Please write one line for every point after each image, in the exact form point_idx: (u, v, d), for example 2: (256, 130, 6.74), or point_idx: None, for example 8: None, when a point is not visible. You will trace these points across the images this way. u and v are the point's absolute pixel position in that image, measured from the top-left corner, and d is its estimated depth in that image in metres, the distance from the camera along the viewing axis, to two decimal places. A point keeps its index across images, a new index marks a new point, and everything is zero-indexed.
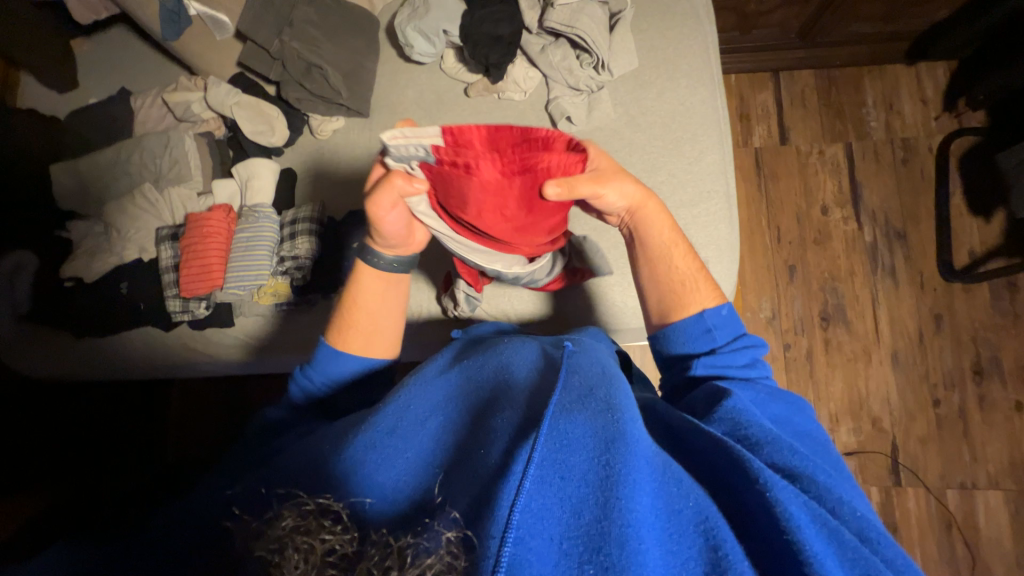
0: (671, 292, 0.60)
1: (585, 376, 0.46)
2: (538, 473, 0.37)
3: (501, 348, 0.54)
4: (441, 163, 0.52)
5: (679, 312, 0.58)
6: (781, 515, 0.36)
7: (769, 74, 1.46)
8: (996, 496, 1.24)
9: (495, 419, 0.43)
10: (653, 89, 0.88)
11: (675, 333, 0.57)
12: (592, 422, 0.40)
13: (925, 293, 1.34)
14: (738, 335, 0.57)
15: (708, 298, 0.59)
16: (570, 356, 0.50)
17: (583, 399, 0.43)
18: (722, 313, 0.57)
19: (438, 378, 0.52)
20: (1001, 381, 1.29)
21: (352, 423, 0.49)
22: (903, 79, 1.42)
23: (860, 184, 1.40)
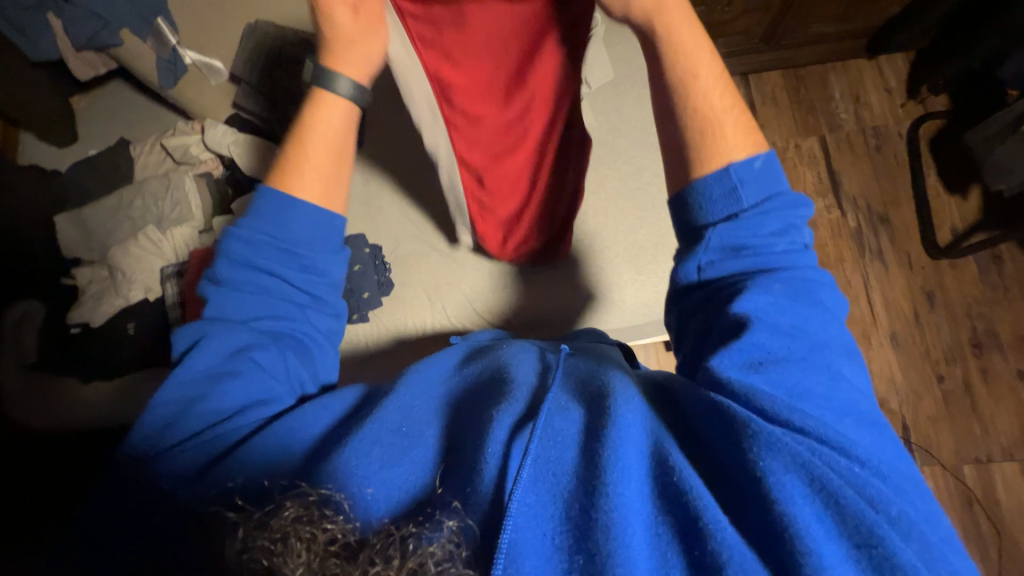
0: (692, 144, 0.47)
1: (581, 377, 0.48)
2: (533, 471, 0.39)
3: (499, 350, 0.56)
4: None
5: (702, 165, 0.47)
6: (770, 486, 0.35)
7: (739, 77, 1.53)
8: (1012, 467, 1.24)
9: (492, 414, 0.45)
10: (631, 98, 0.93)
11: (697, 197, 0.47)
12: (585, 421, 0.43)
13: (914, 273, 1.37)
14: (780, 191, 0.46)
15: (739, 147, 0.47)
16: (567, 360, 0.52)
17: (578, 398, 0.45)
18: (757, 165, 0.45)
19: (437, 378, 0.53)
20: (1000, 352, 1.31)
21: (345, 416, 0.49)
22: (866, 72, 1.49)
23: (838, 174, 1.45)
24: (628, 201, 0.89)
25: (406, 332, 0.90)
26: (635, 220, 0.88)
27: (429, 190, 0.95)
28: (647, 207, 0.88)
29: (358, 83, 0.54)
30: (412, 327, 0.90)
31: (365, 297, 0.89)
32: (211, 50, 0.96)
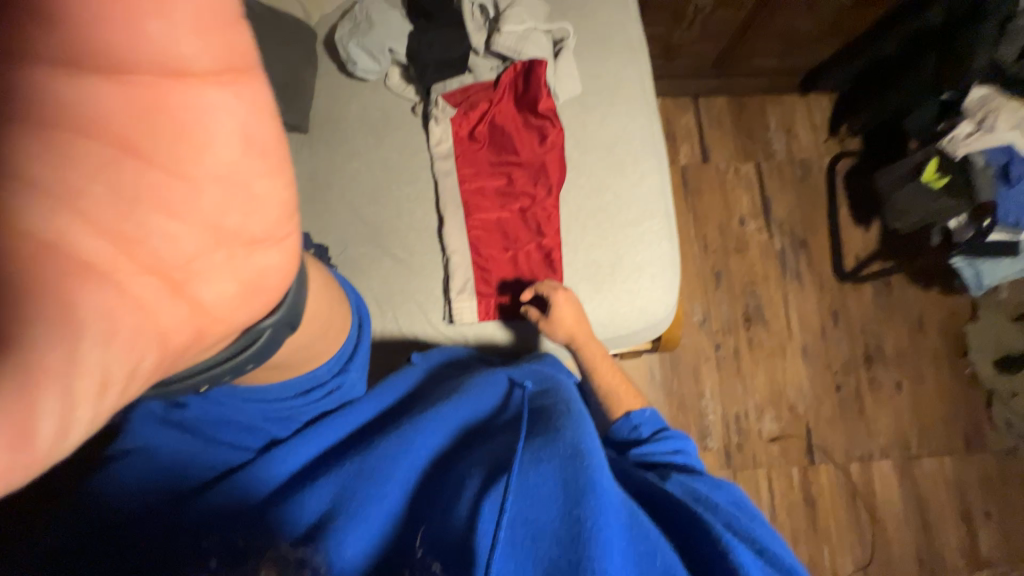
0: (614, 389, 0.77)
1: (552, 424, 0.58)
2: (512, 528, 0.48)
3: (462, 397, 0.65)
4: (453, 148, 0.90)
5: (617, 411, 0.75)
6: (734, 561, 0.48)
7: (690, 98, 1.61)
8: (887, 464, 1.45)
9: (468, 479, 0.52)
10: (596, 114, 0.93)
11: (613, 433, 0.72)
12: (558, 473, 0.51)
13: (824, 292, 1.54)
14: (665, 427, 0.72)
15: (632, 402, 0.76)
16: (533, 411, 0.61)
17: (550, 448, 0.53)
18: (646, 412, 0.72)
19: (415, 432, 0.58)
20: (885, 365, 1.51)
21: (337, 475, 0.54)
22: (798, 107, 1.63)
23: (769, 199, 1.58)
24: (589, 218, 0.89)
25: None
26: (595, 239, 0.88)
27: (384, 190, 0.89)
28: (605, 227, 0.88)
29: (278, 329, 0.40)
30: None
31: None
32: None
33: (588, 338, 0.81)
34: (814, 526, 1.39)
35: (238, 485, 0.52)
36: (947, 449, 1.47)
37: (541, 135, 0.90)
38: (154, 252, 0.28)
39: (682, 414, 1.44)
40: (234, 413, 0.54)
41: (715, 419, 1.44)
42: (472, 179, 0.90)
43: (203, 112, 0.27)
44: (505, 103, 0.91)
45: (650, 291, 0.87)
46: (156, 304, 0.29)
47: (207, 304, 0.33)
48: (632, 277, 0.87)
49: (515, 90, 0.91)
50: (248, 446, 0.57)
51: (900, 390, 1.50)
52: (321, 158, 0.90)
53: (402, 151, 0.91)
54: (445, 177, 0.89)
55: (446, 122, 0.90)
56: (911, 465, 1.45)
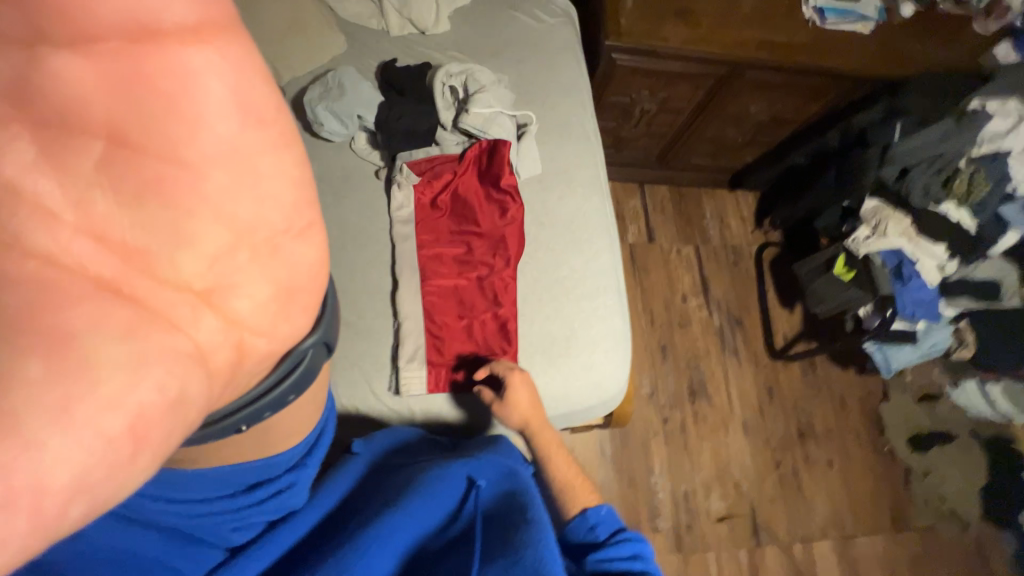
0: (567, 478, 0.74)
1: (511, 547, 0.54)
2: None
3: (404, 507, 0.58)
4: (414, 214, 0.90)
5: (572, 506, 0.70)
6: None
7: (637, 184, 1.77)
8: (826, 544, 1.46)
9: None
10: (555, 193, 0.98)
11: (568, 534, 0.67)
12: None
13: (760, 369, 1.64)
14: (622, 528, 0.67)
15: (588, 496, 0.72)
16: (484, 528, 0.58)
17: None
18: (601, 510, 0.68)
19: (352, 560, 0.52)
20: (817, 442, 1.58)
21: None
22: (729, 200, 1.83)
23: (708, 279, 1.71)
24: (545, 292, 0.90)
25: None
26: (551, 312, 0.89)
27: (338, 250, 0.86)
28: (561, 301, 0.90)
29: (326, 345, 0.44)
30: None
31: None
32: None
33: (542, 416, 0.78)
34: None
35: None
36: (878, 527, 1.52)
37: (501, 208, 0.92)
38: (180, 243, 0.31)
39: (632, 493, 1.40)
40: (146, 544, 0.51)
41: (665, 498, 1.41)
42: (431, 245, 0.89)
43: (192, 75, 0.29)
44: (469, 175, 0.94)
45: (603, 368, 0.87)
46: (182, 315, 0.32)
47: (243, 316, 0.35)
48: (586, 352, 0.87)
49: (478, 164, 0.94)
50: None
51: (832, 467, 1.56)
52: None
53: (361, 213, 0.89)
54: (403, 241, 0.88)
55: (408, 189, 0.90)
56: (847, 545, 1.48)
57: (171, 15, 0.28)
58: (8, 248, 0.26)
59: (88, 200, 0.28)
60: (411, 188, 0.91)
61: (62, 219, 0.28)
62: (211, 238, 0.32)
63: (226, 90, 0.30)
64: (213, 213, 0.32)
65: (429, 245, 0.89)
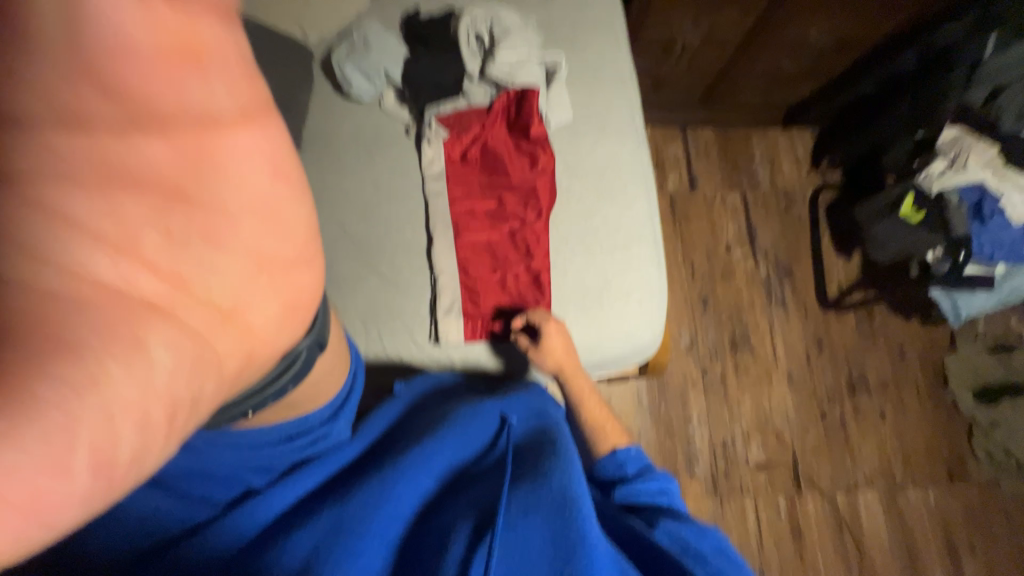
0: (599, 421, 0.77)
1: (541, 468, 0.59)
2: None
3: (443, 434, 0.64)
4: (446, 170, 0.91)
5: (603, 446, 0.74)
6: None
7: (679, 127, 1.66)
8: (872, 493, 1.44)
9: (454, 529, 0.54)
10: (586, 141, 0.95)
11: (597, 469, 0.71)
12: (546, 527, 0.54)
13: (809, 320, 1.56)
14: (648, 465, 0.71)
15: (619, 438, 0.75)
16: (516, 457, 0.63)
17: (536, 500, 0.56)
18: (632, 450, 0.72)
19: (397, 475, 0.58)
20: (868, 394, 1.52)
21: (318, 521, 0.54)
22: (782, 140, 1.69)
23: (755, 227, 1.61)
24: (578, 242, 0.90)
25: None
26: (583, 264, 0.88)
27: (374, 209, 0.89)
28: (594, 251, 0.89)
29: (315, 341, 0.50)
30: None
31: None
32: None
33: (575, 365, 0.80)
34: (801, 558, 1.37)
35: (213, 539, 0.53)
36: (931, 479, 1.47)
37: (532, 159, 0.91)
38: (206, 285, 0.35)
39: (669, 441, 1.43)
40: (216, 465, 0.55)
41: (702, 446, 1.43)
42: (464, 200, 0.90)
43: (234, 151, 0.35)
44: (499, 126, 0.92)
45: (637, 317, 0.87)
46: (206, 326, 0.36)
47: (256, 327, 0.41)
48: (619, 302, 0.87)
49: (506, 115, 0.92)
50: (215, 500, 0.56)
51: (883, 419, 1.51)
52: (312, 174, 0.90)
53: (394, 171, 0.91)
54: (436, 197, 0.89)
55: (438, 144, 0.91)
56: (896, 495, 1.45)
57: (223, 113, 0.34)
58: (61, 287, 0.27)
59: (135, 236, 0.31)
60: (441, 143, 0.91)
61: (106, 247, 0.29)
62: (238, 268, 0.37)
63: (264, 161, 0.38)
64: (241, 249, 0.37)
65: (462, 201, 0.90)
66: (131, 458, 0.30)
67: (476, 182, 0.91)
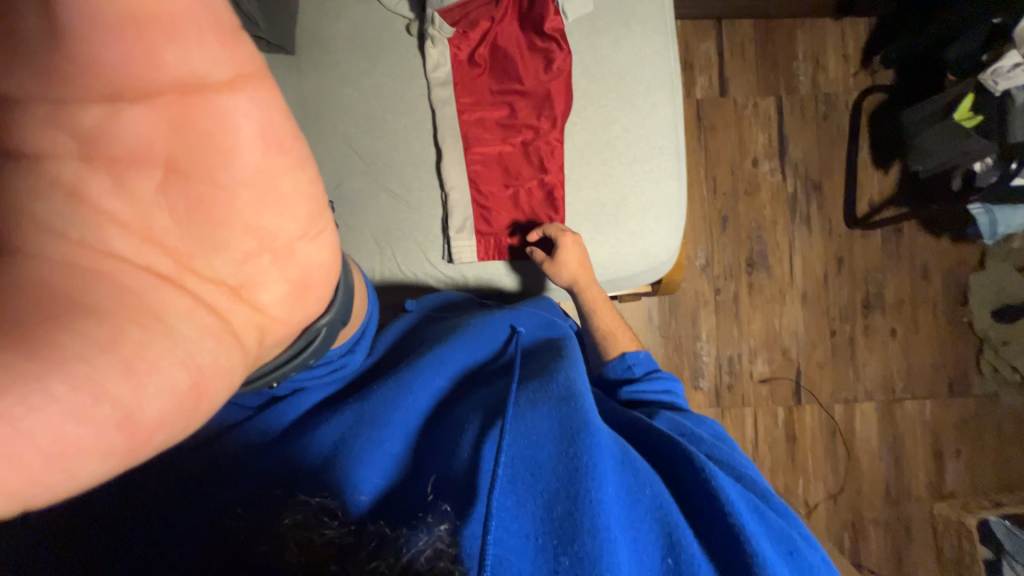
0: (611, 332, 0.79)
1: (547, 371, 0.62)
2: (518, 456, 0.52)
3: (454, 343, 0.67)
4: (452, 74, 0.84)
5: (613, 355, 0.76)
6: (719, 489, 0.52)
7: (713, 21, 1.47)
8: (869, 405, 1.51)
9: (468, 419, 0.58)
10: (608, 36, 0.85)
11: (605, 370, 0.74)
12: (553, 413, 0.57)
13: (832, 239, 1.51)
14: (654, 368, 0.74)
15: (629, 346, 0.77)
16: (524, 362, 0.66)
17: (543, 393, 0.59)
18: (640, 354, 0.75)
19: (412, 376, 0.62)
20: (882, 313, 1.51)
21: (343, 412, 0.58)
22: (831, 34, 1.49)
23: (787, 138, 1.49)
24: (595, 154, 0.84)
25: None
26: (600, 177, 0.84)
27: (379, 120, 0.84)
28: (611, 164, 0.84)
29: (330, 320, 0.55)
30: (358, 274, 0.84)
31: None
32: None
33: (589, 281, 0.81)
34: (792, 459, 1.48)
35: (249, 429, 0.57)
36: (930, 392, 1.52)
37: (546, 60, 0.82)
38: (212, 261, 0.46)
39: (677, 356, 1.48)
40: None
41: (709, 361, 1.48)
42: (473, 108, 0.84)
43: (226, 114, 0.44)
44: (509, 20, 0.83)
45: (654, 232, 0.85)
46: (223, 301, 0.46)
47: (265, 305, 0.49)
48: (635, 218, 0.84)
49: (519, 10, 0.83)
50: (248, 405, 0.61)
51: (893, 337, 1.52)
52: (309, 82, 0.83)
53: (398, 76, 0.84)
54: (443, 106, 0.83)
55: (444, 44, 0.82)
56: (892, 406, 1.51)
57: (210, 82, 0.43)
58: (100, 245, 0.41)
59: (152, 217, 0.43)
60: (446, 42, 0.82)
61: (129, 227, 0.42)
62: (241, 246, 0.47)
63: (255, 124, 0.44)
64: (243, 225, 0.46)
65: (471, 109, 0.84)
66: (155, 424, 0.37)
67: (485, 87, 0.84)
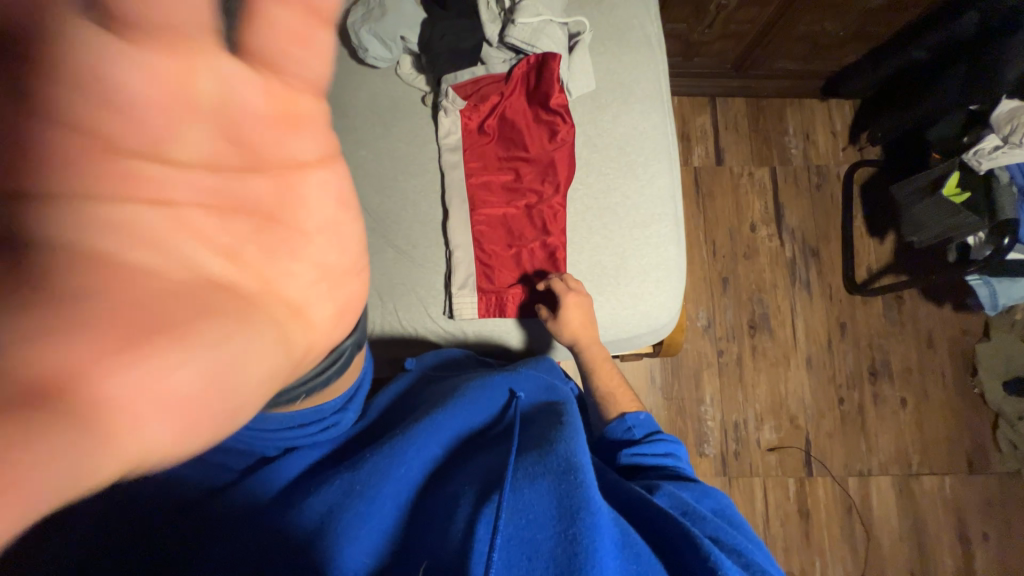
0: (612, 395, 0.77)
1: (545, 440, 0.59)
2: (514, 535, 0.49)
3: (452, 407, 0.65)
4: (463, 142, 0.89)
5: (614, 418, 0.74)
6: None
7: (707, 98, 1.58)
8: (885, 480, 1.43)
9: (463, 494, 0.55)
10: (609, 112, 0.91)
11: (605, 435, 0.71)
12: (553, 488, 0.53)
13: (833, 304, 1.51)
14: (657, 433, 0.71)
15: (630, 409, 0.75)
16: (524, 429, 0.63)
17: (542, 463, 0.55)
18: (641, 416, 0.72)
19: (405, 442, 0.59)
20: (890, 381, 1.48)
21: (335, 481, 0.56)
22: (818, 113, 1.59)
23: (783, 205, 1.55)
24: (596, 219, 0.87)
25: None
26: (601, 240, 0.87)
27: (391, 180, 0.88)
28: (612, 228, 0.87)
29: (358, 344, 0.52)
30: None
31: None
32: None
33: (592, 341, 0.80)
34: (807, 538, 1.38)
35: (238, 497, 0.55)
36: (948, 468, 1.44)
37: (551, 131, 0.88)
38: (283, 281, 0.39)
39: (680, 419, 1.43)
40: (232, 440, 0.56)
41: (714, 426, 1.43)
42: (481, 173, 0.88)
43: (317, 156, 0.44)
44: (517, 95, 0.89)
45: (654, 295, 0.86)
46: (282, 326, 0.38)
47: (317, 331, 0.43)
48: (636, 280, 0.86)
49: (525, 86, 0.89)
50: (231, 467, 0.59)
51: (904, 407, 1.47)
52: None
53: (410, 141, 0.90)
54: (452, 169, 0.88)
55: (455, 114, 0.88)
56: (910, 482, 1.43)
57: (312, 113, 0.42)
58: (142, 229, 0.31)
59: (224, 223, 0.36)
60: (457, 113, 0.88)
61: (192, 228, 0.34)
62: (309, 268, 0.42)
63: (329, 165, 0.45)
64: (314, 249, 0.43)
65: (479, 174, 0.88)
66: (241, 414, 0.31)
67: (493, 154, 0.89)
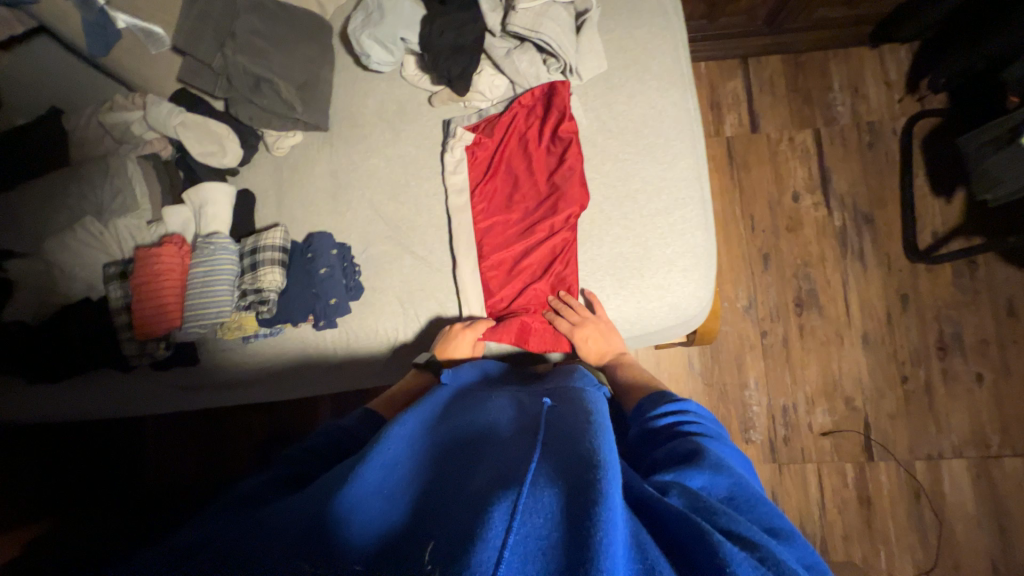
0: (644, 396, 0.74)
1: (564, 440, 0.45)
2: (519, 551, 0.34)
3: (478, 412, 0.55)
4: (474, 143, 0.87)
5: None
6: None
7: (738, 61, 1.46)
8: (959, 463, 1.30)
9: (473, 479, 0.42)
10: (623, 93, 0.86)
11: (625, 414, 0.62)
12: (571, 476, 0.40)
13: (892, 274, 1.38)
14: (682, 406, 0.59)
15: None
16: (551, 418, 0.50)
17: (568, 452, 0.43)
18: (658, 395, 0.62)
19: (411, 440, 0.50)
20: (963, 355, 1.34)
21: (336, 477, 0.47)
22: (868, 63, 1.43)
23: (830, 170, 1.41)
24: (615, 209, 0.83)
25: (379, 339, 0.85)
26: (621, 231, 0.83)
27: (402, 187, 0.89)
28: (632, 218, 0.83)
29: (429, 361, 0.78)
30: (383, 335, 0.85)
31: (331, 303, 0.83)
32: (149, 12, 0.84)
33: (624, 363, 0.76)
34: (869, 526, 1.29)
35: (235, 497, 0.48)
36: None
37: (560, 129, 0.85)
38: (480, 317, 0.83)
39: (722, 405, 1.37)
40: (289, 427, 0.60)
41: (760, 411, 1.35)
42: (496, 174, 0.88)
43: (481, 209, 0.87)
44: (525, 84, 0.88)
45: (681, 285, 0.81)
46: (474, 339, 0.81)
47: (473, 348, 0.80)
48: (661, 271, 0.81)
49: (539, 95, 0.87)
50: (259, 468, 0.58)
51: (980, 383, 1.33)
52: (340, 155, 0.91)
53: (419, 144, 0.90)
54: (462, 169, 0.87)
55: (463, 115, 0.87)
56: (990, 465, 1.30)
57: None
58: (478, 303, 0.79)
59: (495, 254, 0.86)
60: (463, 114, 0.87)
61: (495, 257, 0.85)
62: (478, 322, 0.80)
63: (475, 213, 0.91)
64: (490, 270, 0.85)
65: (489, 175, 0.87)
66: None
67: (505, 152, 0.88)
